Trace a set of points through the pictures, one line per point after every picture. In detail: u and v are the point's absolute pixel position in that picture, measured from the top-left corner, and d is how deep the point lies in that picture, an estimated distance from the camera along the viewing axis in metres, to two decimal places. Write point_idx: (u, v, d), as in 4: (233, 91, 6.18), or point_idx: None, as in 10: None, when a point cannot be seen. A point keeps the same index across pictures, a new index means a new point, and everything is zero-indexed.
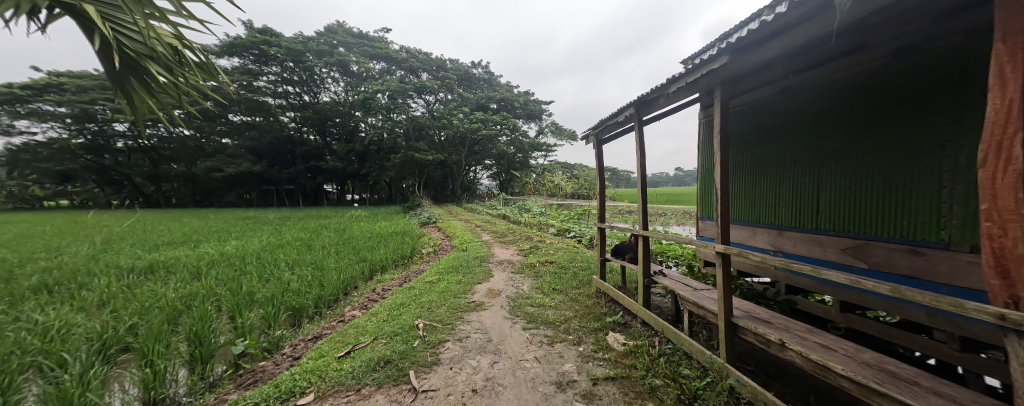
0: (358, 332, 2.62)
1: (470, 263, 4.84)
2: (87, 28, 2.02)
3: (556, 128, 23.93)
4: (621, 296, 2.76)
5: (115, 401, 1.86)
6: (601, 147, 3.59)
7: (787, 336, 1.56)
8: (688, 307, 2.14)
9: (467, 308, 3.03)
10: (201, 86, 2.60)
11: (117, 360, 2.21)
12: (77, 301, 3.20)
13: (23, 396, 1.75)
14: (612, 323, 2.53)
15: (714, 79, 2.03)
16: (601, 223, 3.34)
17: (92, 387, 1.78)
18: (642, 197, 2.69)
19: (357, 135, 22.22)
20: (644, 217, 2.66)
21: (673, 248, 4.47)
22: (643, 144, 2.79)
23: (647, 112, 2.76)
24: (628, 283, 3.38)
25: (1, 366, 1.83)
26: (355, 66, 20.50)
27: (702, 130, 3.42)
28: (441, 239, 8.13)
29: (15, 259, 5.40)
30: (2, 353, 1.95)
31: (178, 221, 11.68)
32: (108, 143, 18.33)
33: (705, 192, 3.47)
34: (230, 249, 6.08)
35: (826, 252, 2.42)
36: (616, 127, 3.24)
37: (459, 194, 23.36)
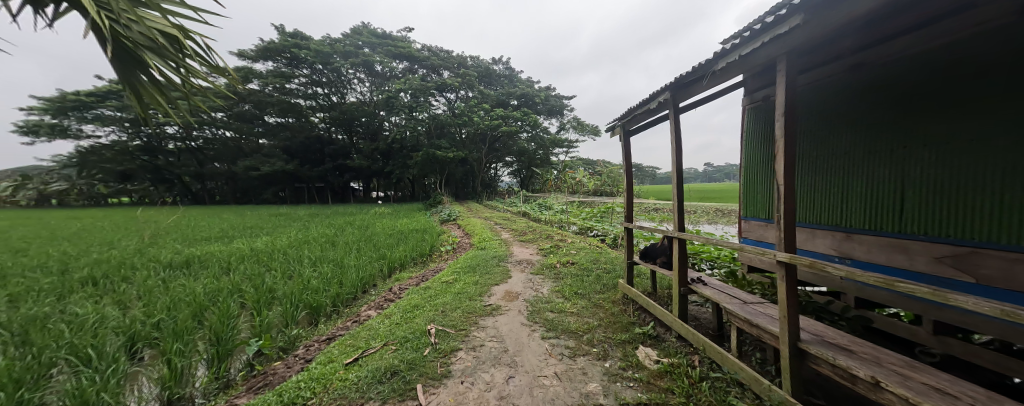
0: (370, 335, 2.58)
1: (488, 262, 4.74)
2: (91, 20, 2.32)
3: (577, 123, 23.52)
4: (653, 306, 2.55)
5: (133, 401, 1.92)
6: (628, 139, 3.34)
7: (880, 373, 1.28)
8: (737, 324, 1.89)
9: (483, 312, 2.92)
10: (199, 79, 2.81)
11: (141, 355, 2.32)
12: (118, 294, 3.38)
13: (45, 396, 1.82)
14: (642, 335, 2.33)
15: (776, 49, 1.73)
16: (627, 223, 3.10)
17: (109, 386, 1.85)
18: (678, 195, 2.44)
19: (382, 134, 22.67)
20: (681, 217, 2.41)
21: (710, 249, 4.16)
22: (680, 135, 2.54)
23: (685, 96, 2.52)
24: (658, 289, 3.15)
25: (38, 362, 1.98)
26: (379, 66, 21.02)
27: (748, 116, 3.17)
28: (459, 237, 8.07)
29: (74, 251, 5.86)
30: (37, 351, 2.08)
31: (219, 217, 12.35)
32: (160, 145, 20.30)
33: (753, 189, 3.19)
34: (261, 244, 6.27)
35: (912, 261, 2.11)
36: (647, 115, 2.99)
37: (480, 192, 23.47)
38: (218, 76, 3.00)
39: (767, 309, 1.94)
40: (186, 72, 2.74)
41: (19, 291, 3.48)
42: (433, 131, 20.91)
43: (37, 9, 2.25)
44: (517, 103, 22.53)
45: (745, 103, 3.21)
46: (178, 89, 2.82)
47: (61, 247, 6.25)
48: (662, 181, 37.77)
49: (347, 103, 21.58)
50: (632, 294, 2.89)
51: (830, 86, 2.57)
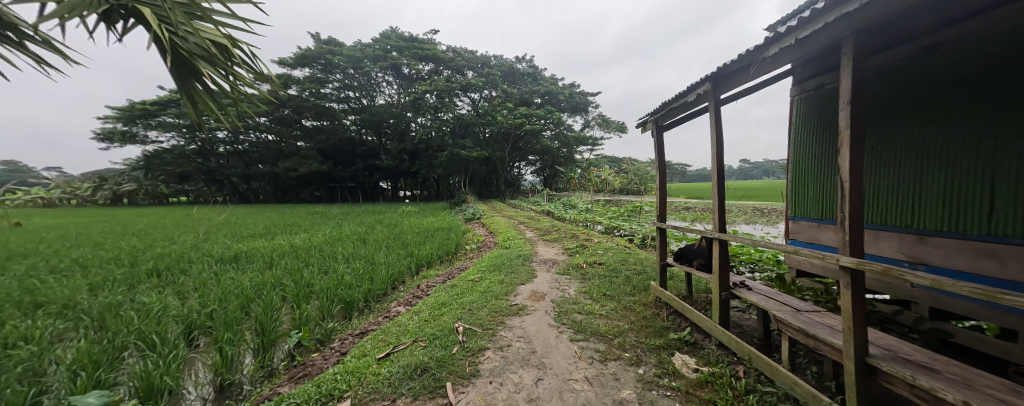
0: (400, 331, 2.64)
1: (513, 261, 4.72)
2: (153, 32, 2.52)
3: (603, 120, 23.06)
4: (690, 310, 2.43)
5: (191, 387, 2.09)
6: (662, 135, 3.20)
7: (971, 395, 1.12)
8: (789, 333, 1.75)
9: (509, 312, 2.90)
10: (246, 86, 2.97)
11: (197, 343, 2.52)
12: (177, 285, 3.68)
13: (116, 377, 2.01)
14: (678, 341, 2.22)
15: (836, 33, 1.57)
16: (660, 223, 2.98)
17: (170, 370, 2.02)
18: (719, 193, 2.29)
19: (409, 135, 23.25)
20: (722, 217, 2.27)
21: (750, 251, 3.92)
22: (722, 128, 2.38)
23: (727, 88, 2.35)
24: (694, 292, 3.00)
25: (112, 345, 2.20)
26: (406, 69, 21.63)
27: (796, 107, 2.97)
28: (484, 235, 8.09)
29: (141, 246, 6.47)
30: (111, 335, 2.31)
31: (260, 215, 13.17)
32: (211, 148, 22.03)
33: (803, 186, 2.98)
34: (299, 241, 6.62)
35: (1004, 268, 1.86)
36: (683, 109, 2.84)
37: (503, 190, 23.51)
38: (263, 83, 3.17)
39: (824, 318, 1.78)
40: (234, 79, 2.90)
41: (97, 281, 3.88)
42: (457, 131, 21.19)
43: (108, 24, 2.46)
44: (541, 101, 22.41)
45: (793, 93, 3.01)
46: (228, 96, 2.99)
47: (130, 241, 6.93)
48: (693, 178, 36.10)
49: (376, 105, 22.37)
50: (666, 297, 2.77)
51: (895, 74, 2.35)
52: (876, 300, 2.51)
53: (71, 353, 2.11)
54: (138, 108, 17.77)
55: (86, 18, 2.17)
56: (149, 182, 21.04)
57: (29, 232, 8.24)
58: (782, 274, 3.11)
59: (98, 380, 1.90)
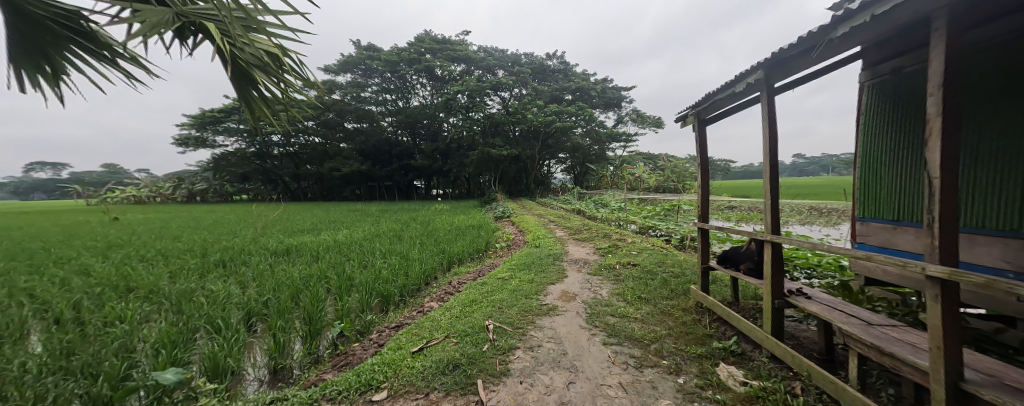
0: (433, 326, 2.71)
1: (543, 260, 4.67)
2: (216, 46, 2.78)
3: (637, 116, 22.26)
4: (737, 318, 2.25)
5: (251, 369, 2.32)
6: (704, 129, 3.01)
7: None
8: (860, 350, 1.56)
9: (540, 312, 2.87)
10: (294, 93, 3.18)
11: (255, 328, 2.81)
12: (237, 275, 4.04)
13: (190, 356, 2.27)
14: (723, 351, 2.07)
15: (925, 8, 1.36)
16: (702, 223, 2.81)
17: (234, 352, 2.25)
18: (772, 192, 2.10)
19: (441, 135, 23.79)
20: (775, 218, 2.08)
21: (807, 255, 3.59)
22: (776, 121, 2.17)
23: (783, 76, 2.14)
24: (740, 299, 2.80)
25: (187, 326, 2.50)
26: (439, 71, 22.22)
27: (866, 94, 2.67)
28: (514, 234, 8.09)
29: (210, 238, 7.21)
30: (187, 318, 2.64)
31: (307, 212, 14.17)
32: (266, 151, 24.05)
33: (873, 183, 2.67)
34: (341, 236, 7.02)
35: None
36: (729, 100, 2.64)
37: (533, 189, 23.41)
38: (310, 89, 3.37)
39: (903, 334, 1.56)
40: (284, 86, 3.11)
41: (175, 269, 4.37)
42: (488, 130, 21.37)
43: (181, 40, 2.74)
44: (572, 97, 22.08)
45: (864, 79, 2.70)
46: (280, 102, 3.22)
47: (201, 234, 7.75)
48: (738, 175, 33.71)
49: (411, 107, 23.19)
50: (708, 302, 2.61)
51: (1001, 53, 2.02)
52: (970, 315, 2.18)
53: (153, 334, 2.40)
54: (208, 116, 20.18)
55: (164, 35, 2.45)
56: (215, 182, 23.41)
57: (122, 226, 9.52)
58: (848, 281, 2.80)
59: (177, 357, 2.17)
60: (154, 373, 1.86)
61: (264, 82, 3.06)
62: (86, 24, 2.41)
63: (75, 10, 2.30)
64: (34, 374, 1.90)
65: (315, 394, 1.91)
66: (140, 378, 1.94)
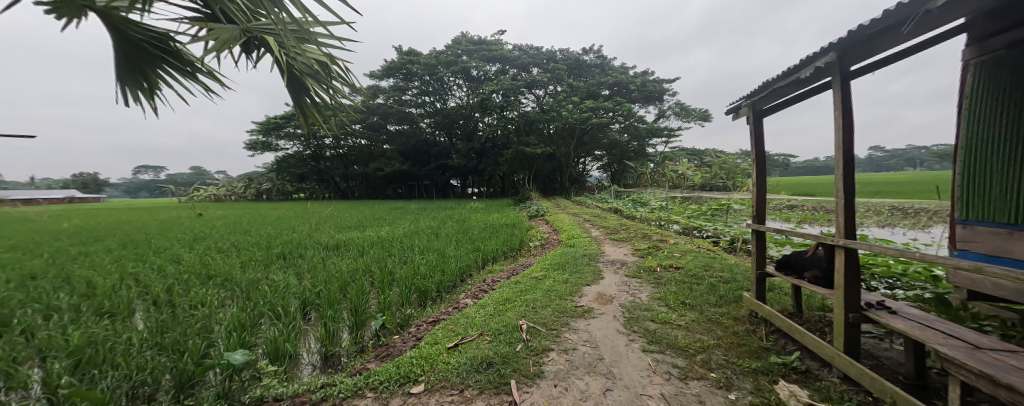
0: (468, 322, 2.74)
1: (578, 261, 4.57)
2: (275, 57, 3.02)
3: (680, 109, 21.12)
4: (799, 331, 2.03)
5: (305, 354, 2.52)
6: (760, 122, 2.75)
7: None
8: (962, 377, 1.33)
9: (574, 314, 2.79)
10: (342, 99, 3.38)
11: (309, 316, 3.04)
12: (293, 267, 4.40)
13: (255, 338, 2.52)
14: (783, 367, 1.87)
15: None
16: (758, 225, 2.57)
17: (291, 338, 2.45)
18: (847, 192, 1.86)
19: (476, 134, 24.18)
20: (850, 221, 1.84)
21: (887, 262, 3.15)
22: (853, 109, 1.91)
23: (862, 58, 1.88)
24: (803, 309, 2.52)
25: (252, 312, 2.78)
26: (475, 71, 22.63)
27: (971, 73, 2.28)
28: (547, 233, 8.00)
29: (272, 233, 7.97)
30: (252, 304, 2.94)
31: (354, 209, 15.17)
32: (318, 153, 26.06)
33: (982, 180, 2.26)
34: (383, 233, 7.40)
35: None
36: (792, 90, 2.38)
37: (568, 187, 23.02)
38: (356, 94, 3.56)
39: (1022, 361, 1.30)
40: (332, 92, 3.31)
41: (243, 260, 4.88)
42: (522, 129, 21.35)
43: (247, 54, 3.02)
44: (609, 92, 21.46)
45: (969, 56, 2.29)
46: (329, 108, 3.44)
47: (265, 229, 8.59)
48: (797, 172, 30.61)
49: (448, 108, 23.86)
50: (764, 312, 2.37)
51: None
52: None
53: (226, 317, 2.70)
54: (272, 122, 22.81)
55: (231, 50, 2.69)
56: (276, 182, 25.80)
57: (204, 220, 10.88)
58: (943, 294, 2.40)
59: (245, 338, 2.42)
60: (226, 353, 2.08)
61: (316, 90, 3.28)
62: (173, 45, 2.83)
63: (165, 33, 2.72)
64: (137, 347, 2.25)
65: (360, 383, 2.01)
66: (216, 357, 2.18)
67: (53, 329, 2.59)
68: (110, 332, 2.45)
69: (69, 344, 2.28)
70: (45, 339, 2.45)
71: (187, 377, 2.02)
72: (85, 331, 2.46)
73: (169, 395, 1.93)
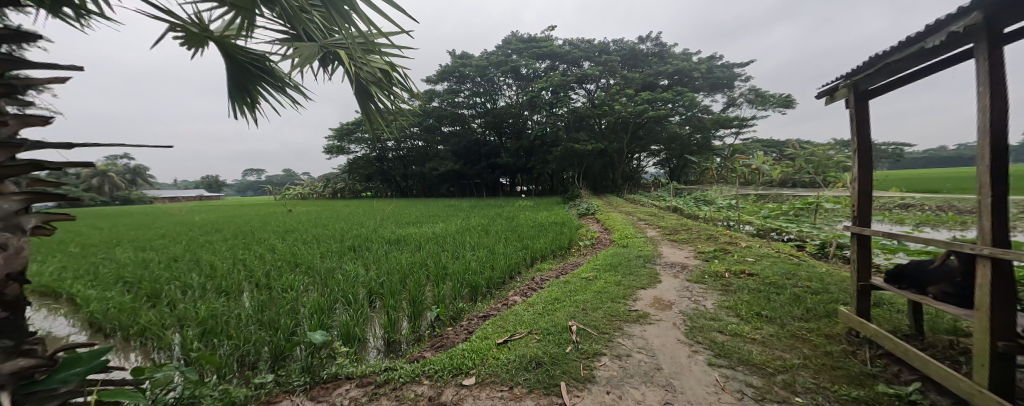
0: (516, 320, 2.74)
1: (632, 262, 4.33)
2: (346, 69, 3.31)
3: (754, 97, 19.21)
4: (919, 357, 1.68)
5: (371, 339, 2.73)
6: (864, 107, 2.32)
7: None
8: None
9: (628, 318, 2.64)
10: (402, 104, 3.60)
11: (374, 304, 3.29)
12: (360, 258, 4.81)
13: (331, 320, 2.80)
14: (895, 399, 1.56)
15: None
16: (859, 228, 2.19)
17: (359, 323, 2.67)
18: (993, 190, 1.48)
19: (525, 132, 24.24)
20: (999, 226, 1.47)
21: None
22: (1006, 86, 1.51)
23: (1020, 19, 1.48)
24: (923, 332, 2.08)
25: (328, 298, 3.10)
26: (524, 70, 22.75)
27: None
28: (598, 232, 7.71)
29: (342, 227, 8.85)
30: (327, 290, 3.29)
31: (412, 207, 16.23)
32: (381, 155, 28.34)
33: None
34: (437, 229, 7.77)
35: None
36: (910, 67, 1.97)
37: (620, 184, 22.01)
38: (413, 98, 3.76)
39: None
40: (394, 98, 3.54)
41: (320, 250, 5.48)
42: (572, 125, 20.89)
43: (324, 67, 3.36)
44: (669, 82, 20.21)
45: None
46: (391, 113, 3.68)
47: (337, 224, 9.57)
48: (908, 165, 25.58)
49: (498, 107, 24.30)
50: (869, 332, 2.01)
51: None
52: None
53: (307, 300, 3.06)
54: (344, 128, 25.53)
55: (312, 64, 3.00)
56: (346, 182, 28.63)
57: (291, 215, 12.54)
58: None
59: (323, 320, 2.71)
60: (309, 333, 2.35)
61: (381, 97, 3.54)
62: (270, 66, 3.26)
63: (263, 54, 3.13)
64: (242, 321, 2.65)
65: (417, 370, 2.11)
66: (301, 335, 2.48)
67: (186, 302, 3.21)
68: (224, 308, 2.94)
69: (199, 316, 2.79)
70: (182, 310, 3.03)
71: (280, 350, 2.33)
72: (208, 305, 3.00)
73: (267, 364, 2.26)
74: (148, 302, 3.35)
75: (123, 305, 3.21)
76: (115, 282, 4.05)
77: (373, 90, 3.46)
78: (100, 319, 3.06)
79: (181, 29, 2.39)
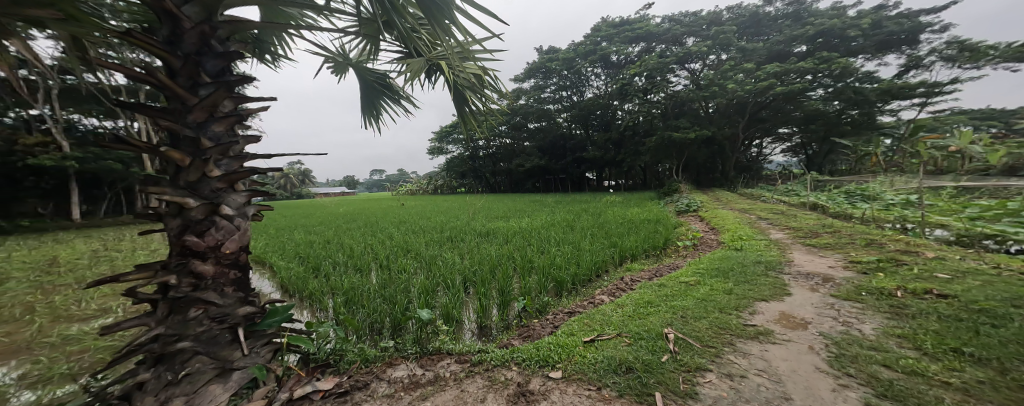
0: (604, 320, 2.64)
1: (748, 269, 3.70)
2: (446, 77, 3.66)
3: (952, 57, 14.33)
4: None
5: (466, 322, 2.97)
6: None
7: None
8: None
9: (741, 333, 2.28)
10: (491, 106, 3.79)
11: (468, 291, 3.58)
12: (456, 248, 5.30)
13: (434, 301, 3.15)
14: None
15: None
16: None
17: (456, 308, 2.94)
18: None
19: (615, 123, 22.97)
20: None
21: None
22: None
23: None
24: None
25: (432, 282, 3.50)
26: (615, 56, 21.55)
27: None
28: (702, 232, 6.80)
29: (442, 220, 9.84)
30: (431, 275, 3.71)
31: (501, 201, 17.04)
32: (474, 153, 30.49)
33: None
34: (524, 223, 7.99)
35: None
36: None
37: (732, 177, 18.93)
38: (503, 99, 3.93)
39: None
40: (485, 101, 3.76)
41: (424, 239, 6.22)
42: (671, 111, 18.84)
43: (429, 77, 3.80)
44: (808, 48, 16.52)
45: None
46: (483, 114, 3.91)
47: (437, 217, 10.71)
48: None
49: (585, 99, 23.56)
50: None
51: None
52: None
53: (416, 281, 3.53)
54: (443, 130, 28.37)
55: (419, 75, 3.43)
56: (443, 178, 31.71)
57: (404, 209, 14.54)
58: None
59: (428, 302, 3.07)
60: (419, 311, 2.70)
61: (474, 101, 3.80)
62: (389, 81, 3.81)
63: (384, 73, 3.74)
64: (370, 295, 3.21)
65: (507, 356, 2.22)
66: (411, 311, 2.86)
67: (335, 275, 4.07)
68: (358, 282, 3.61)
69: (342, 287, 3.49)
70: (331, 280, 3.83)
71: (397, 321, 2.75)
72: (349, 279, 3.74)
73: (388, 333, 2.68)
74: (312, 272, 4.36)
75: (297, 273, 4.25)
76: (293, 255, 5.40)
77: (468, 94, 3.73)
78: (285, 283, 4.13)
79: (331, 60, 3.03)
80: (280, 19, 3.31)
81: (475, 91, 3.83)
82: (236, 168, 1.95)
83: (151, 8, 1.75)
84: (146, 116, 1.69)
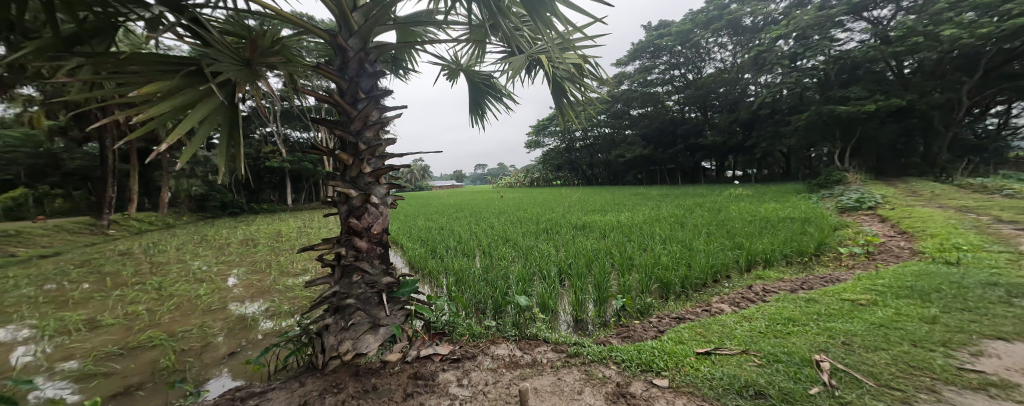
0: (723, 332, 2.32)
1: (967, 292, 2.64)
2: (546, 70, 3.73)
3: None
4: None
5: (562, 313, 3.04)
6: None
7: None
8: None
9: (951, 379, 1.67)
10: (591, 95, 3.69)
11: (564, 283, 3.64)
12: (554, 240, 5.39)
13: (531, 290, 3.30)
14: None
15: None
16: None
17: (552, 299, 3.02)
18: None
19: (746, 101, 19.21)
20: None
21: None
22: None
23: None
24: None
25: (531, 272, 3.67)
26: (749, 19, 17.95)
27: None
28: (881, 237, 5.13)
29: (540, 212, 10.05)
30: (530, 264, 3.90)
31: (601, 194, 16.29)
32: (573, 145, 29.98)
33: None
34: (625, 218, 7.52)
35: None
36: None
37: (940, 162, 13.58)
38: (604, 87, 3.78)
39: None
40: (586, 90, 3.68)
41: (522, 230, 6.52)
42: (834, 79, 14.61)
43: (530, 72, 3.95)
44: None
45: None
46: (582, 104, 3.84)
47: (535, 209, 11.00)
48: None
49: (704, 76, 20.44)
50: None
51: None
52: None
53: (514, 269, 3.77)
54: (542, 124, 28.82)
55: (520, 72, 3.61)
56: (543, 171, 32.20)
57: (505, 201, 15.43)
58: None
59: (526, 289, 3.24)
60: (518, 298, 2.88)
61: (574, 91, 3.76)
62: (493, 81, 4.11)
63: (489, 74, 4.04)
64: (476, 277, 3.58)
65: (605, 353, 2.19)
66: (511, 297, 3.08)
67: (448, 257, 4.68)
68: (466, 265, 4.06)
69: (454, 268, 3.99)
70: (445, 261, 4.43)
71: (498, 304, 3.00)
72: (458, 261, 4.23)
73: (492, 313, 2.96)
74: (431, 254, 5.09)
75: (419, 254, 5.05)
76: (417, 239, 6.42)
77: (567, 86, 3.72)
78: (411, 260, 4.96)
79: (448, 67, 3.45)
80: (410, 38, 3.96)
81: (574, 81, 3.78)
82: (381, 166, 2.44)
83: (329, 45, 2.34)
84: (327, 128, 2.28)
